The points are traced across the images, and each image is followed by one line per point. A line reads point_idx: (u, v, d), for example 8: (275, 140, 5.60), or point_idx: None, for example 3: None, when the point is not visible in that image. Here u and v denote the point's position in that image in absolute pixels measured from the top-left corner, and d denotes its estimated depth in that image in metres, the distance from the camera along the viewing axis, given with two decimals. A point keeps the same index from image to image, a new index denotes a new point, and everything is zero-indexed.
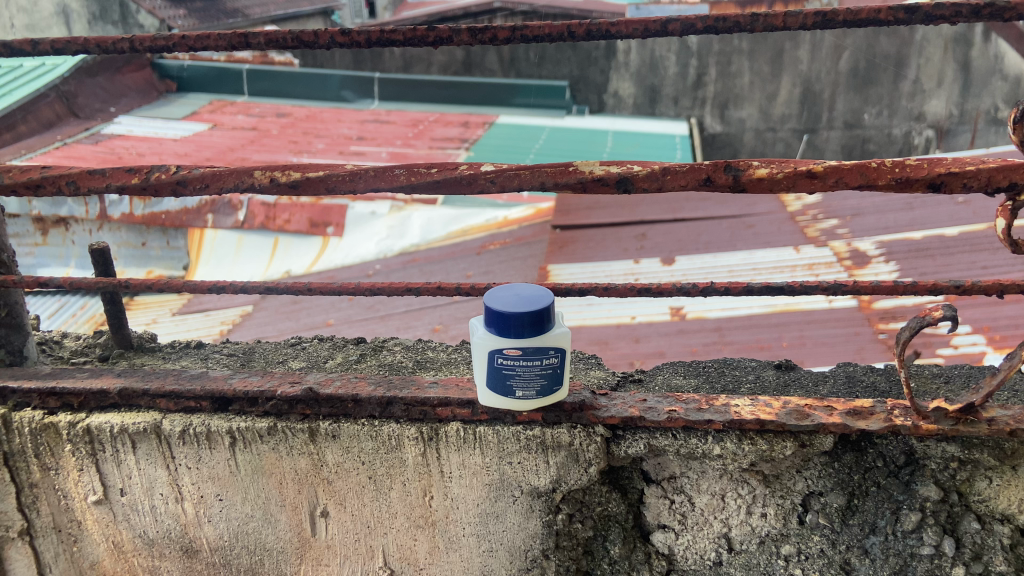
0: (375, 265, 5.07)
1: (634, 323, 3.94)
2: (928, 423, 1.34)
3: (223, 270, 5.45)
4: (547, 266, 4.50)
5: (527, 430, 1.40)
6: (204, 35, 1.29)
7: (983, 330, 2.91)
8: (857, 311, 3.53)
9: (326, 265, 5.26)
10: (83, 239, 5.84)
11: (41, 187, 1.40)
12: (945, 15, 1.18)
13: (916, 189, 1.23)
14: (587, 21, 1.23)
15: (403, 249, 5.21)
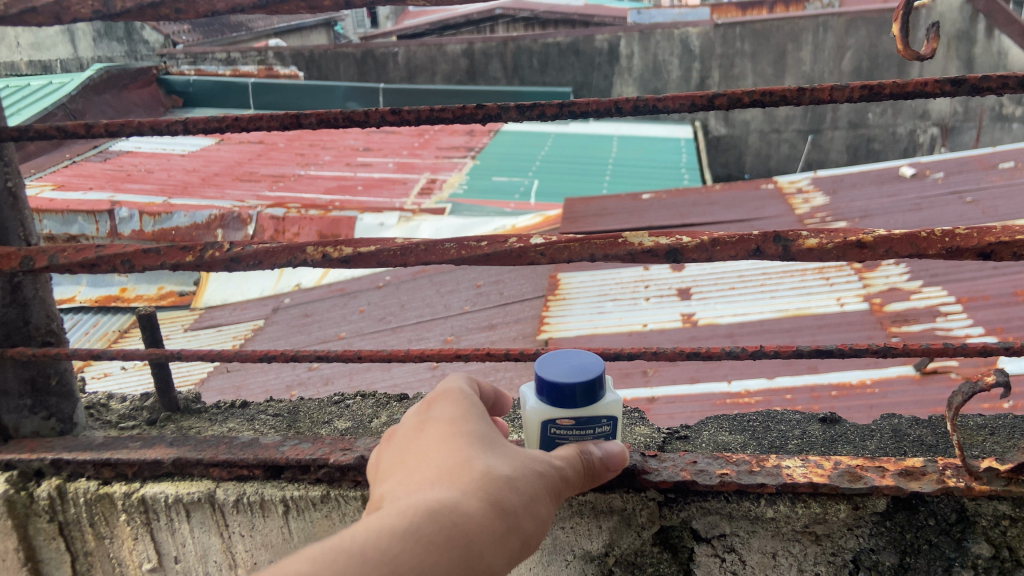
0: (384, 277, 5.11)
1: (646, 330, 3.94)
2: (981, 484, 1.34)
3: (234, 285, 5.50)
4: (557, 275, 4.63)
5: (580, 496, 1.43)
6: (256, 117, 1.32)
7: (996, 331, 3.22)
8: (869, 315, 3.65)
9: (338, 276, 5.24)
10: None
11: (95, 266, 1.42)
12: (992, 87, 1.19)
13: (965, 257, 1.23)
14: (635, 98, 1.26)
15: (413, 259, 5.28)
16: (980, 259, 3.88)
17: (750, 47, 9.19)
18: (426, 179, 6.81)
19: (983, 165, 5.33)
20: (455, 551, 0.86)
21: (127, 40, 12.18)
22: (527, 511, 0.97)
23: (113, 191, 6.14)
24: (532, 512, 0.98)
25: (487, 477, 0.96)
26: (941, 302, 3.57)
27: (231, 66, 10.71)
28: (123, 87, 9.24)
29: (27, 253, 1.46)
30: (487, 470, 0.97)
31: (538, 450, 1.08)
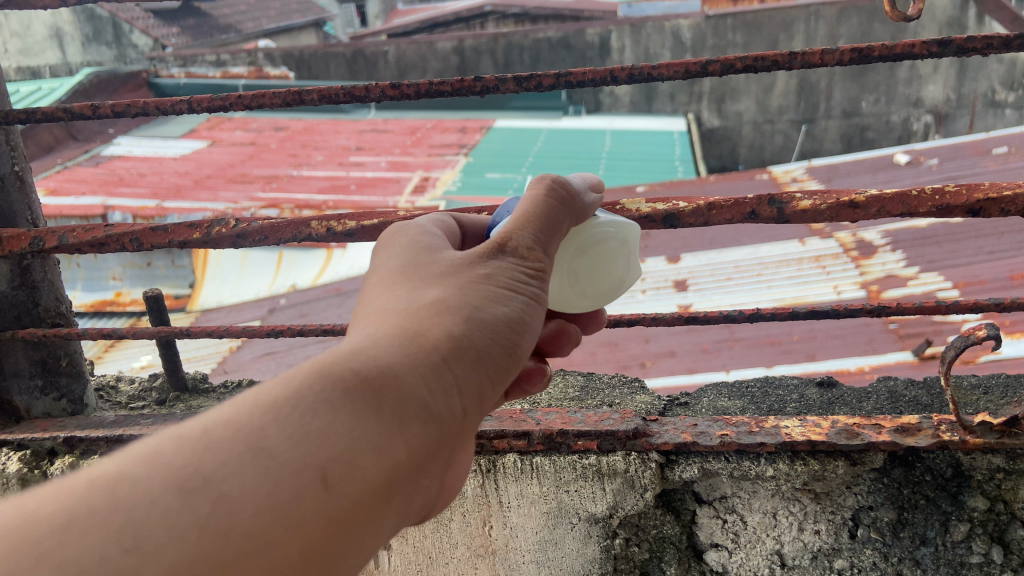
0: None
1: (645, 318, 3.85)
2: (975, 437, 1.38)
3: (228, 289, 5.26)
4: None
5: (583, 459, 1.46)
6: (259, 94, 1.35)
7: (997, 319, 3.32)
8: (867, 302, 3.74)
9: (332, 277, 5.01)
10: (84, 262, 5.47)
11: (106, 245, 1.46)
12: (976, 47, 1.22)
13: (956, 214, 1.27)
14: (630, 66, 1.29)
15: None
16: (975, 241, 3.97)
17: (742, 38, 9.21)
18: (419, 177, 6.84)
19: (976, 151, 5.39)
20: (373, 401, 0.73)
21: (116, 44, 12.04)
22: (468, 330, 0.84)
23: (106, 195, 6.11)
24: (472, 326, 0.84)
25: (408, 315, 0.83)
26: (938, 287, 3.64)
27: (221, 68, 10.68)
28: (114, 90, 9.10)
29: (37, 234, 1.48)
30: (409, 303, 0.84)
31: (480, 251, 0.91)
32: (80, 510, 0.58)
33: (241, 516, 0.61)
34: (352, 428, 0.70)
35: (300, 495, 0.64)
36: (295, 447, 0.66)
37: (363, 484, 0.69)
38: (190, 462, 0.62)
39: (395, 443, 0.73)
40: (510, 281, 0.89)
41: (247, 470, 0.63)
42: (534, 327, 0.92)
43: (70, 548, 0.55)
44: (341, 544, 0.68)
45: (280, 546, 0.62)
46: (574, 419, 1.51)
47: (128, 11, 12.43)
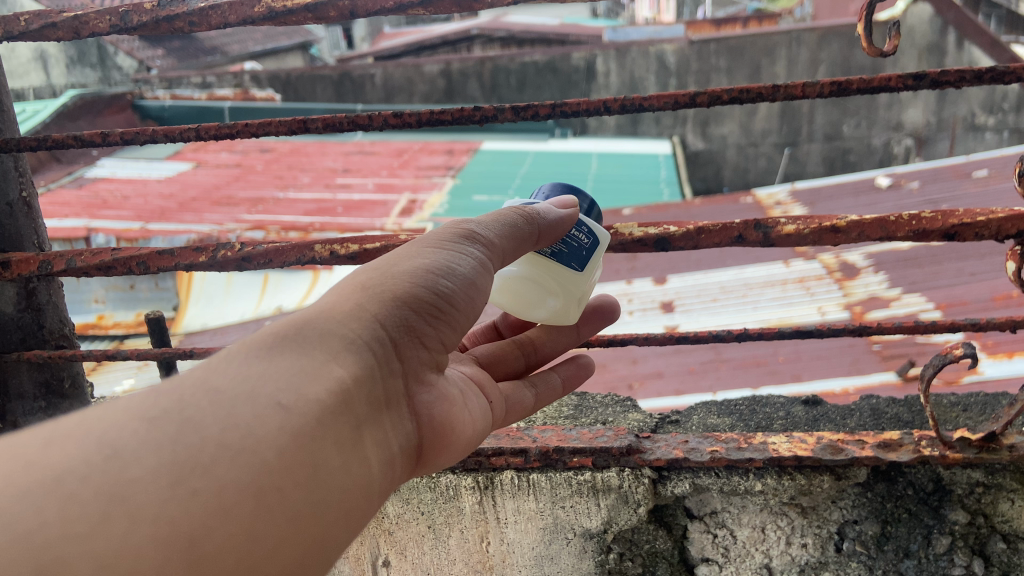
0: None
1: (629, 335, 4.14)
2: (954, 452, 1.43)
3: (213, 312, 5.21)
4: None
5: (579, 475, 1.51)
6: (267, 122, 1.41)
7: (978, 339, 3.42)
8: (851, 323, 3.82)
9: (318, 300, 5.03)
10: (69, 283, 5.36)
11: (113, 268, 1.50)
12: (949, 81, 1.29)
13: (932, 238, 1.33)
14: (621, 97, 1.35)
15: None
16: (956, 263, 4.10)
17: (725, 63, 9.39)
18: (406, 200, 6.89)
19: (956, 174, 5.53)
20: (301, 344, 0.86)
21: (100, 66, 12.08)
22: (390, 279, 0.99)
23: (89, 218, 6.10)
24: (392, 281, 0.99)
25: (336, 283, 0.99)
26: (919, 308, 3.73)
27: (207, 91, 10.71)
28: (98, 113, 9.10)
29: (44, 259, 1.51)
30: (338, 279, 1.01)
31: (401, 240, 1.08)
32: (54, 440, 0.69)
33: (207, 432, 0.73)
34: (288, 365, 0.83)
35: (255, 416, 0.76)
36: (242, 381, 0.79)
37: (311, 407, 0.81)
38: (149, 402, 0.74)
39: (331, 372, 0.86)
40: (435, 244, 1.06)
41: (201, 402, 0.75)
42: (470, 279, 1.06)
43: (56, 459, 0.66)
44: (305, 460, 0.78)
45: (248, 456, 0.73)
46: (570, 436, 1.55)
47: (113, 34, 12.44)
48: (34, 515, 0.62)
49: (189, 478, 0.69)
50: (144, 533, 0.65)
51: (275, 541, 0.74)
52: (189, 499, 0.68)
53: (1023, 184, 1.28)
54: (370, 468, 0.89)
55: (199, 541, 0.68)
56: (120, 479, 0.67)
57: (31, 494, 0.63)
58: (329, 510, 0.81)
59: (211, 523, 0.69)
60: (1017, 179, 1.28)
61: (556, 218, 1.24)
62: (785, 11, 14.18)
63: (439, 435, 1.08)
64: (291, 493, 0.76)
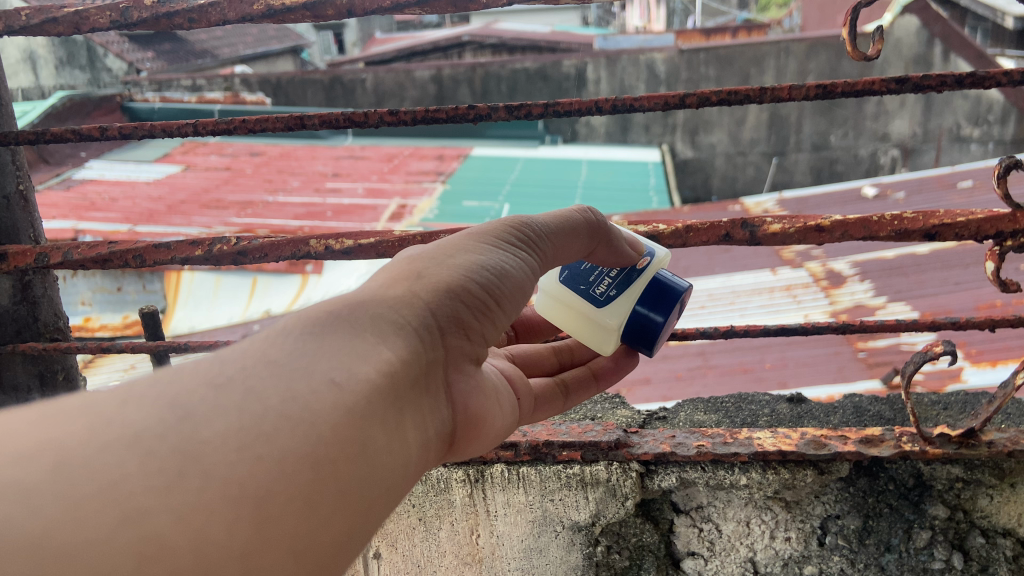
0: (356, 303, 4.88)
1: None
2: (934, 448, 1.46)
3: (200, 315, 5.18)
4: None
5: (568, 468, 1.53)
6: (264, 119, 1.44)
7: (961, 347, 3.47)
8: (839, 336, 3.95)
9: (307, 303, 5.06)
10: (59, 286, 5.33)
11: (109, 261, 1.52)
12: (932, 84, 1.32)
13: (912, 238, 1.37)
14: (613, 98, 1.38)
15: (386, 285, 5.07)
16: (941, 273, 4.15)
17: (714, 72, 9.48)
18: (396, 205, 6.89)
19: (941, 184, 5.62)
20: (352, 326, 0.83)
21: (89, 67, 12.00)
22: (443, 269, 0.97)
23: (77, 219, 6.08)
24: (447, 271, 0.97)
25: (388, 268, 0.97)
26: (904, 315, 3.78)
27: (198, 94, 10.71)
28: (87, 114, 9.07)
29: (41, 251, 1.53)
30: (388, 265, 0.98)
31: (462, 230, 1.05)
32: (130, 400, 0.65)
33: (268, 401, 0.69)
34: (341, 345, 0.79)
35: (312, 389, 0.72)
36: (300, 357, 0.75)
37: (365, 386, 0.77)
38: (213, 368, 0.70)
39: (379, 355, 0.82)
40: (490, 239, 1.03)
41: (261, 370, 0.71)
42: (522, 278, 1.03)
43: (126, 417, 0.62)
44: (360, 439, 0.74)
45: (309, 427, 0.69)
46: (559, 431, 1.58)
47: (103, 35, 12.42)
48: (116, 466, 0.59)
49: (254, 444, 0.65)
50: (216, 496, 0.61)
51: (334, 515, 0.70)
52: (254, 463, 0.64)
53: (1002, 187, 1.32)
54: (410, 450, 0.83)
55: (266, 508, 0.64)
56: (191, 440, 0.63)
57: (108, 447, 0.59)
58: (375, 490, 0.76)
59: (276, 490, 0.65)
60: (996, 180, 1.32)
61: (621, 241, 1.25)
62: (774, 21, 14.28)
63: (475, 431, 1.04)
64: (347, 469, 0.72)
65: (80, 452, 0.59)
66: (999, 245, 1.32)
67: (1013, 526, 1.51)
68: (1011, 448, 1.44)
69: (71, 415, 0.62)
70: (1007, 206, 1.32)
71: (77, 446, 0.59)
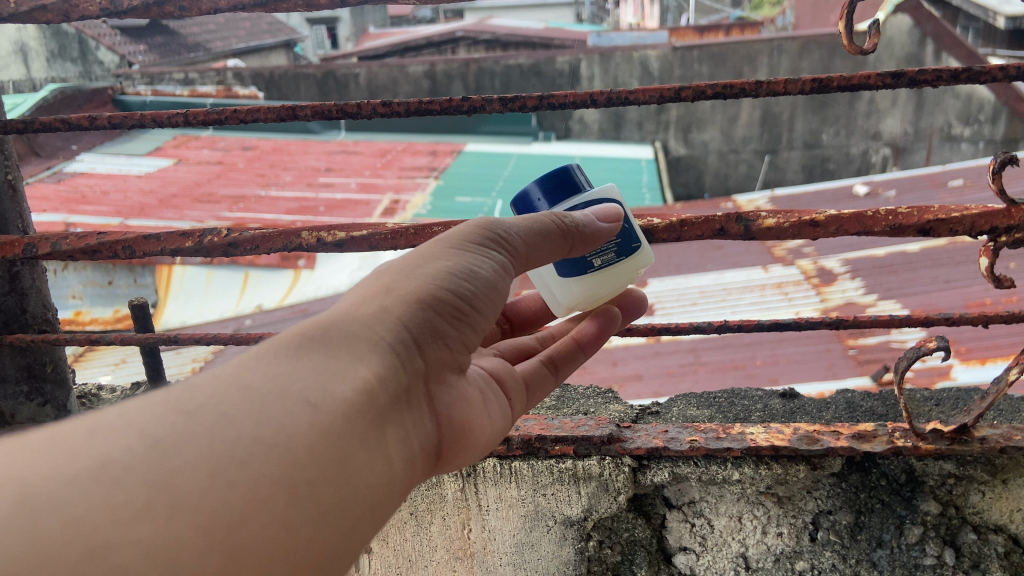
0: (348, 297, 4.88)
1: (611, 346, 4.23)
2: (927, 444, 1.46)
3: (193, 309, 5.15)
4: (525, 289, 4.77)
5: (560, 463, 1.53)
6: (255, 109, 1.42)
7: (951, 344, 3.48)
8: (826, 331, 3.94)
9: (299, 298, 5.04)
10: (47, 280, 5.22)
11: (98, 252, 1.50)
12: (928, 79, 1.32)
13: (907, 233, 1.37)
14: (608, 91, 1.38)
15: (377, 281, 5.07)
16: (931, 271, 4.16)
17: (707, 70, 9.49)
18: (389, 200, 6.88)
19: (932, 183, 5.64)
20: (327, 344, 0.82)
21: (81, 60, 11.81)
22: (413, 279, 0.94)
23: (67, 213, 6.04)
24: (415, 281, 0.95)
25: (359, 283, 0.95)
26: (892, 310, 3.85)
27: (190, 87, 10.65)
28: (77, 107, 8.99)
29: (29, 241, 1.51)
30: (357, 282, 0.95)
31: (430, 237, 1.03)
32: (101, 429, 0.66)
33: (241, 426, 0.69)
34: (316, 364, 0.78)
35: (286, 411, 0.72)
36: (272, 380, 0.75)
37: (341, 405, 0.76)
38: (187, 395, 0.70)
39: (356, 372, 0.81)
40: (458, 244, 1.01)
41: (234, 396, 0.71)
42: (494, 281, 1.01)
43: (96, 448, 0.64)
44: (337, 455, 0.74)
45: (284, 450, 0.69)
46: (552, 425, 1.57)
47: (95, 27, 12.32)
48: (81, 500, 0.60)
49: (226, 470, 0.65)
50: (185, 525, 0.62)
51: (314, 535, 0.70)
52: (226, 489, 0.65)
53: (997, 183, 1.32)
54: (392, 466, 0.82)
55: (240, 533, 0.64)
56: (161, 470, 0.63)
57: (75, 480, 0.61)
58: (358, 508, 0.76)
59: (248, 517, 0.65)
60: (991, 175, 1.32)
61: (595, 227, 1.20)
62: (767, 19, 14.29)
63: (463, 440, 1.03)
64: (327, 488, 0.72)
65: (47, 489, 0.60)
66: (993, 241, 1.33)
67: (1004, 522, 1.51)
68: (1003, 444, 1.43)
69: (41, 450, 0.64)
70: (1001, 201, 1.32)
71: (43, 481, 0.61)
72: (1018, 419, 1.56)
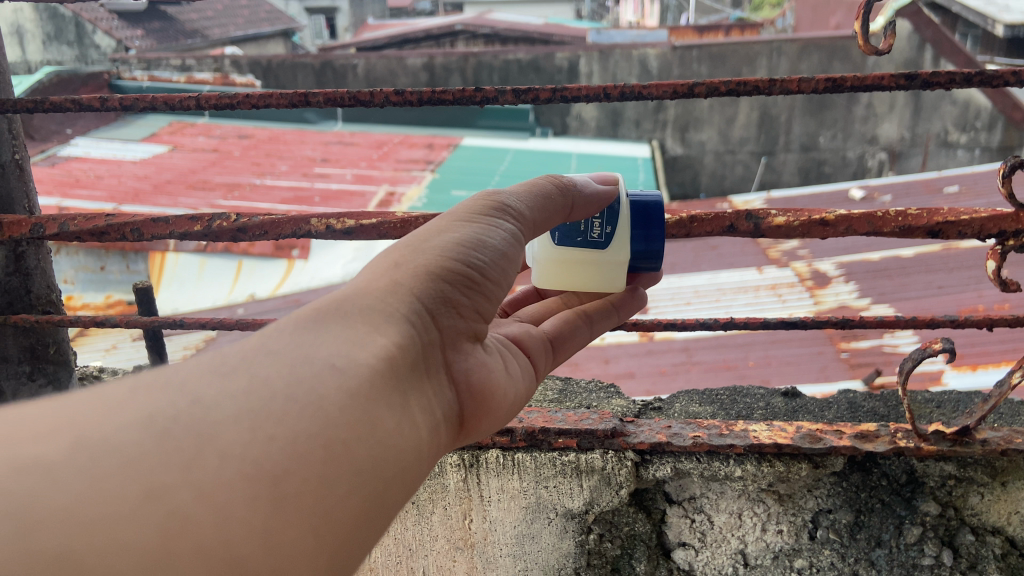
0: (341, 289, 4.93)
1: (605, 343, 4.23)
2: (929, 444, 1.47)
3: (184, 296, 5.08)
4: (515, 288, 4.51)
5: (563, 455, 1.54)
6: (268, 95, 1.42)
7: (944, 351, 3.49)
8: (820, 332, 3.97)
9: (293, 288, 5.05)
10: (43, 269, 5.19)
11: (106, 234, 1.50)
12: (940, 82, 1.32)
13: (915, 235, 1.37)
14: (622, 85, 1.38)
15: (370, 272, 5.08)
16: (925, 276, 4.18)
17: (706, 71, 9.49)
18: (385, 192, 6.87)
19: (928, 188, 5.66)
20: (343, 316, 0.81)
21: (78, 44, 11.76)
22: (421, 255, 0.94)
23: (61, 197, 6.01)
24: (419, 254, 0.94)
25: (367, 264, 0.94)
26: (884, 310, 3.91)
27: (187, 74, 10.61)
28: (72, 91, 8.94)
29: (36, 222, 1.51)
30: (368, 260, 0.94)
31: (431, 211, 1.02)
32: (136, 388, 0.67)
33: (274, 386, 0.70)
34: (339, 333, 0.79)
35: (316, 374, 0.72)
36: (298, 349, 0.75)
37: (366, 369, 0.77)
38: (217, 359, 0.71)
39: (376, 341, 0.81)
40: (465, 215, 1.00)
41: (263, 358, 0.72)
42: (505, 250, 1.01)
43: (136, 403, 0.64)
44: (367, 418, 0.74)
45: (317, 409, 0.70)
46: (555, 418, 1.58)
47: (92, 12, 12.26)
48: (133, 446, 0.61)
49: (265, 423, 0.66)
50: (230, 475, 0.62)
51: (359, 488, 0.72)
52: (266, 442, 0.65)
53: (1005, 187, 1.33)
54: (420, 429, 0.82)
55: (285, 487, 0.65)
56: (204, 421, 0.64)
57: (124, 426, 0.62)
58: (392, 473, 0.76)
59: (292, 469, 0.66)
60: (1001, 179, 1.32)
61: (593, 192, 1.22)
62: (767, 21, 14.27)
63: (484, 406, 1.04)
64: (360, 449, 0.72)
65: (97, 433, 0.61)
66: (1000, 244, 1.33)
67: (1002, 524, 1.52)
68: (1004, 447, 1.45)
69: (83, 401, 0.64)
70: (1009, 206, 1.32)
71: (91, 429, 0.61)
72: (1017, 422, 1.58)
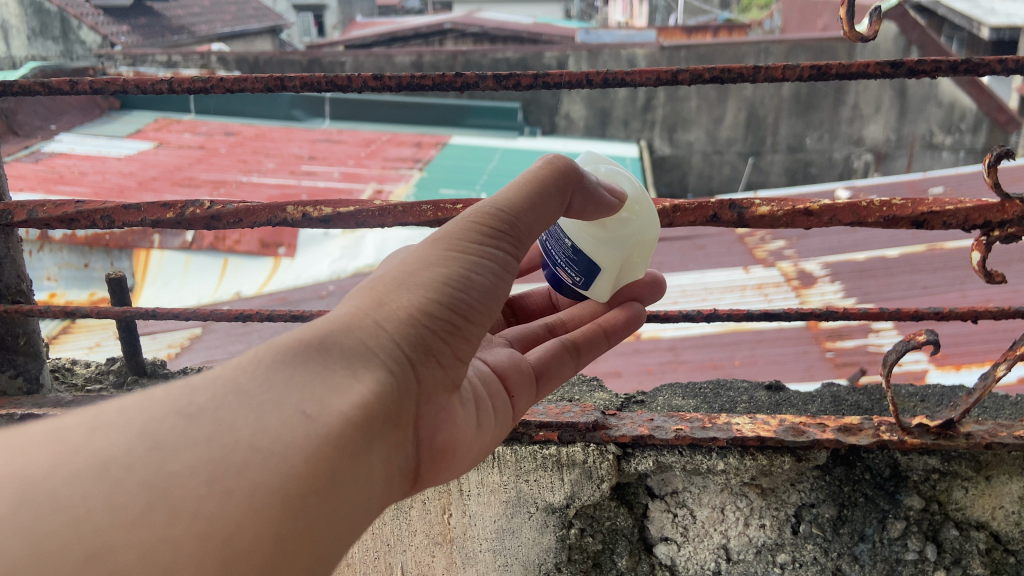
0: (327, 287, 4.88)
1: None
2: (912, 438, 1.46)
3: (169, 294, 4.94)
4: None
5: (544, 449, 1.51)
6: (243, 78, 1.39)
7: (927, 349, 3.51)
8: (806, 331, 3.98)
9: (279, 286, 5.00)
10: (34, 265, 5.08)
11: (75, 221, 1.46)
12: (927, 69, 1.30)
13: (900, 225, 1.36)
14: (604, 72, 1.35)
15: (358, 270, 5.02)
16: (909, 277, 4.18)
17: None
18: (372, 189, 6.82)
19: (915, 188, 5.69)
20: (323, 355, 0.78)
21: (63, 39, 11.59)
22: (405, 293, 0.90)
23: (45, 193, 5.97)
24: (409, 287, 0.90)
25: (355, 289, 0.91)
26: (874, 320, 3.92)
27: (174, 70, 10.50)
28: None
29: (5, 208, 1.48)
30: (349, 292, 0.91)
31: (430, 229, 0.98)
32: (97, 427, 0.63)
33: (239, 433, 0.66)
34: (314, 373, 0.75)
35: (285, 422, 0.69)
36: (270, 394, 0.71)
37: (339, 420, 0.73)
38: (185, 397, 0.67)
39: (353, 388, 0.78)
40: (458, 244, 0.94)
41: (232, 401, 0.68)
42: (494, 286, 0.96)
43: (94, 445, 0.61)
44: (331, 474, 0.70)
45: (283, 461, 0.66)
46: (536, 410, 1.56)
47: (78, 7, 12.10)
48: (82, 499, 0.57)
49: (226, 478, 0.62)
50: (182, 534, 0.58)
51: (313, 547, 0.68)
52: (225, 498, 0.61)
53: (992, 177, 1.31)
54: (373, 484, 0.78)
55: (234, 554, 0.61)
56: (161, 473, 0.60)
57: (77, 479, 0.58)
58: (340, 527, 0.72)
59: (246, 529, 0.62)
60: (986, 169, 1.31)
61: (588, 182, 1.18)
62: (756, 22, 14.31)
63: (447, 458, 1.01)
64: (319, 513, 0.69)
65: (45, 484, 0.57)
66: (986, 235, 1.32)
67: (986, 519, 1.50)
68: (988, 440, 1.43)
69: (39, 445, 0.60)
70: (996, 195, 1.30)
71: (41, 476, 0.57)
72: (1001, 415, 1.57)
